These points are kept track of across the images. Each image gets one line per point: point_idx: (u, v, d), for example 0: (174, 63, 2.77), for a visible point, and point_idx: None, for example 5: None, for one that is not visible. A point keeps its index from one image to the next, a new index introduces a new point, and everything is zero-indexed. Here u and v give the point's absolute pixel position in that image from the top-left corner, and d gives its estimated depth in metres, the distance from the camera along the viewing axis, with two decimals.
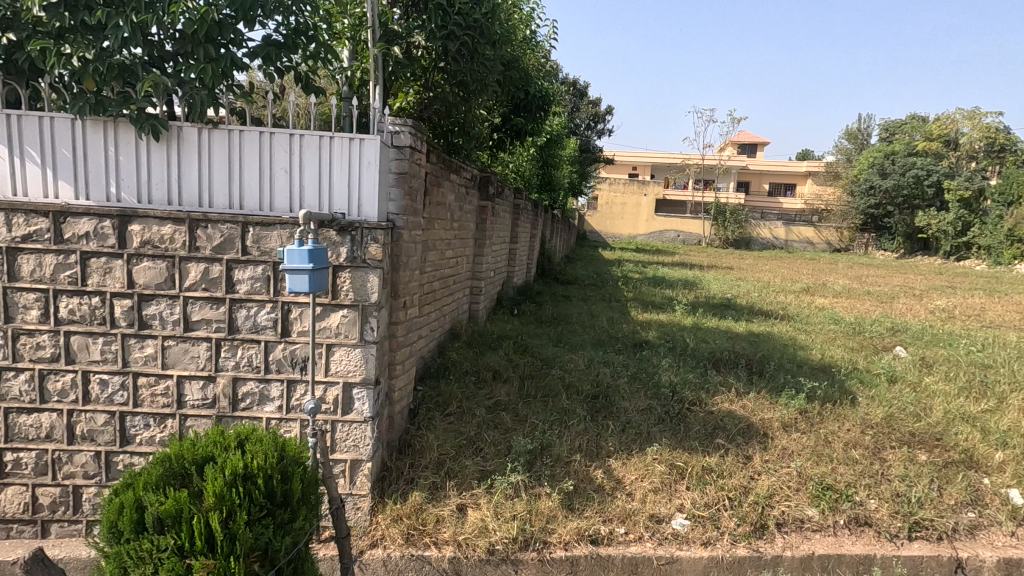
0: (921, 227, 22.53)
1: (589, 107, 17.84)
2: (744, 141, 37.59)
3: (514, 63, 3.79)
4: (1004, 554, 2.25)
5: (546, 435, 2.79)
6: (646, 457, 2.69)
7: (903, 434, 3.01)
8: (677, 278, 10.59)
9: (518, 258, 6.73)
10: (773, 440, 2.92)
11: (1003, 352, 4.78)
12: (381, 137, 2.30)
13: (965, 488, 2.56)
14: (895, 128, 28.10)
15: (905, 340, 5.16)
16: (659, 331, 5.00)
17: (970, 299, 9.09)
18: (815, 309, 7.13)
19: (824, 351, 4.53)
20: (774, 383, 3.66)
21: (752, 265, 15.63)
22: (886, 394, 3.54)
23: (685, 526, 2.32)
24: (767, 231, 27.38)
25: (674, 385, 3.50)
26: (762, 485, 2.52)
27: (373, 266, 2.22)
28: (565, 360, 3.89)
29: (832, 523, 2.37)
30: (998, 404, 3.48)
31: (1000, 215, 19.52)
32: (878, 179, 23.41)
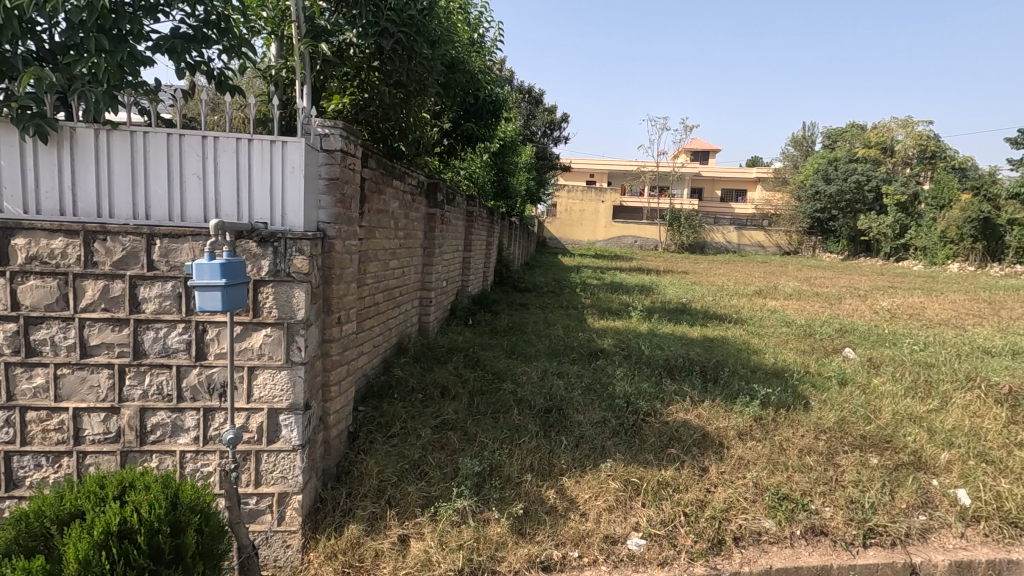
0: (862, 229, 23.60)
1: (544, 115, 17.93)
2: (697, 149, 38.69)
3: (459, 65, 3.67)
4: (956, 556, 2.22)
5: (495, 455, 2.65)
6: (601, 474, 2.57)
7: (855, 438, 3.01)
8: (636, 283, 10.65)
9: (473, 266, 6.58)
10: (729, 450, 2.86)
11: (944, 350, 4.93)
12: (306, 139, 2.13)
13: (915, 491, 2.54)
14: (836, 136, 29.43)
15: (853, 342, 5.27)
16: (615, 339, 4.93)
17: (910, 298, 9.49)
18: (768, 311, 7.25)
19: (776, 355, 4.56)
20: (729, 390, 3.62)
21: (707, 269, 15.97)
22: (836, 397, 3.55)
23: (640, 546, 2.20)
24: (720, 235, 28.14)
25: (629, 395, 3.42)
26: (719, 498, 2.45)
27: (299, 281, 2.03)
28: (518, 372, 3.76)
29: (789, 534, 2.30)
30: (943, 403, 3.54)
31: (933, 217, 20.65)
32: (823, 185, 24.58)
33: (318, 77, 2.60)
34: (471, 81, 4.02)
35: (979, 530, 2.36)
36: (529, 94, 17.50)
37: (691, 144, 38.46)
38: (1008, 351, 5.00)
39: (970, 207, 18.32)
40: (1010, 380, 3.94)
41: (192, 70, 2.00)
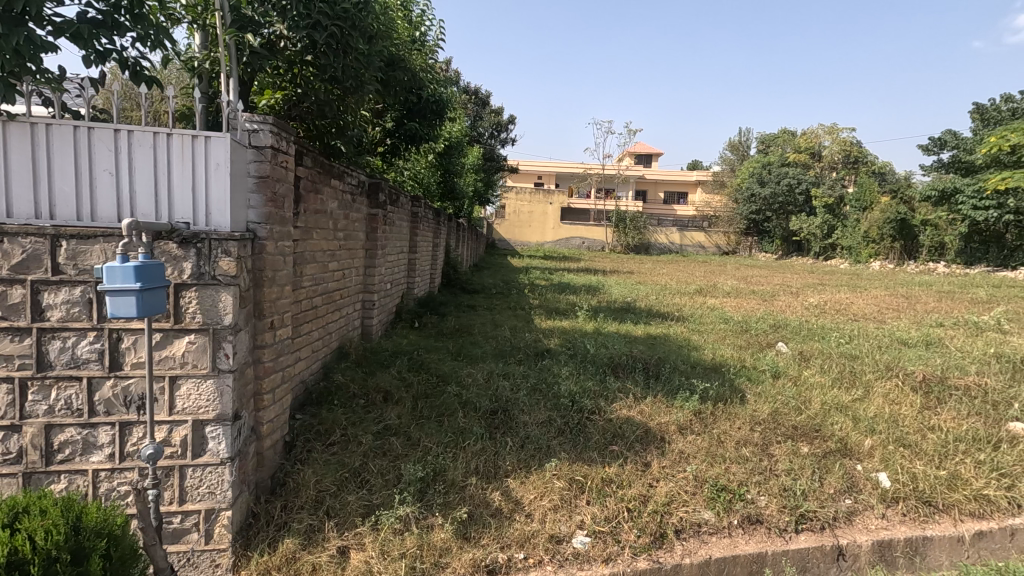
0: (794, 230, 24.93)
1: (491, 116, 17.96)
2: (641, 153, 39.78)
3: (400, 62, 3.60)
4: (878, 537, 2.34)
5: (440, 459, 2.60)
6: (546, 473, 2.57)
7: (787, 428, 3.14)
8: (582, 283, 10.80)
9: (418, 268, 6.49)
10: (670, 444, 2.93)
11: (866, 343, 5.25)
12: (233, 135, 2.03)
13: (842, 476, 2.67)
14: (769, 141, 30.96)
15: (785, 336, 5.53)
16: (561, 338, 4.97)
17: (836, 294, 10.09)
18: (707, 309, 7.52)
19: (715, 350, 4.72)
20: (670, 386, 3.71)
21: (651, 269, 16.44)
22: (770, 390, 3.71)
23: (585, 543, 2.21)
24: (663, 236, 29.01)
25: (574, 394, 3.45)
26: (661, 492, 2.49)
27: (225, 283, 1.92)
28: (463, 374, 3.72)
29: (727, 524, 2.37)
30: (866, 392, 3.76)
31: (857, 218, 22.05)
32: (758, 188, 25.76)
33: (247, 70, 2.48)
34: (412, 80, 3.96)
35: (898, 510, 2.51)
36: (475, 96, 17.49)
37: (635, 147, 39.51)
38: (922, 342, 5.39)
39: (889, 208, 19.68)
40: (923, 368, 4.24)
41: (102, 58, 1.85)
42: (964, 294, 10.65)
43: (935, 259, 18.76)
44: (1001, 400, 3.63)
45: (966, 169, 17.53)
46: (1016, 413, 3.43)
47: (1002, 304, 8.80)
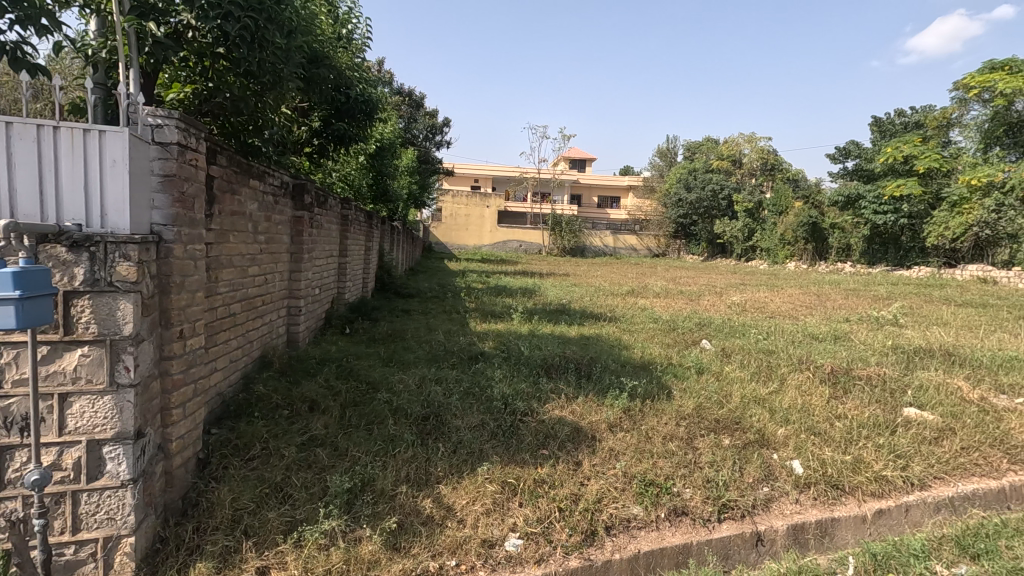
0: (718, 233, 26.26)
1: (426, 118, 17.78)
2: (575, 158, 40.67)
3: (324, 60, 3.48)
4: (792, 521, 2.48)
5: (368, 468, 2.52)
6: (478, 478, 2.55)
7: (710, 421, 3.28)
8: (519, 286, 10.88)
9: (350, 272, 6.30)
10: (601, 442, 2.98)
11: (781, 338, 5.59)
12: (133, 130, 1.88)
13: (760, 465, 2.81)
14: (695, 148, 32.49)
15: (710, 334, 5.80)
16: (495, 341, 4.97)
17: (756, 294, 10.69)
18: (638, 309, 7.77)
19: (644, 349, 4.87)
20: (601, 384, 3.79)
21: (585, 271, 16.84)
22: (694, 386, 3.87)
23: (517, 546, 2.20)
24: (598, 239, 29.73)
25: (507, 397, 3.45)
26: (591, 490, 2.53)
27: (124, 290, 1.77)
28: (394, 381, 3.64)
29: (654, 518, 2.43)
30: (780, 385, 4.00)
31: (774, 222, 23.52)
32: (685, 193, 26.96)
33: (150, 60, 2.31)
34: (337, 78, 3.82)
35: (810, 494, 2.67)
36: (409, 97, 17.28)
37: (569, 152, 40.34)
38: (830, 336, 5.80)
39: (802, 213, 21.10)
40: (831, 361, 4.57)
41: None
42: (867, 292, 11.58)
43: (843, 259, 20.32)
44: (897, 388, 3.97)
45: (868, 177, 19.11)
46: (909, 399, 3.76)
47: (898, 300, 9.64)
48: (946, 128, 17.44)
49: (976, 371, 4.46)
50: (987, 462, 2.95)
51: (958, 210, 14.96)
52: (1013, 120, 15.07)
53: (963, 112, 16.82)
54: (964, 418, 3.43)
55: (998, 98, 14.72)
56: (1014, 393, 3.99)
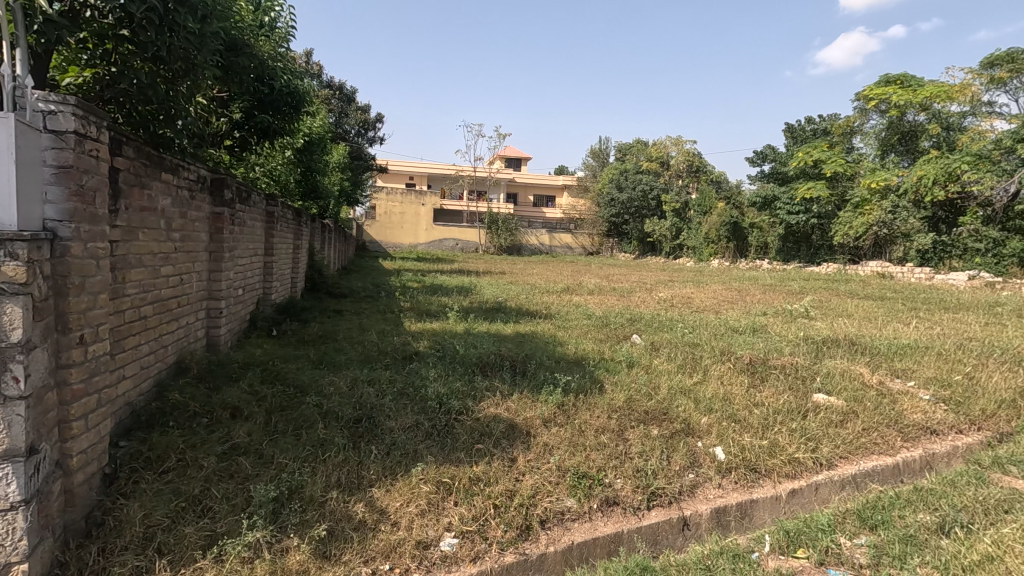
0: (648, 232, 27.26)
1: (358, 114, 17.28)
2: (511, 157, 40.92)
3: (245, 47, 3.30)
4: (715, 505, 2.60)
5: (296, 475, 2.41)
6: (412, 479, 2.51)
7: (640, 413, 3.40)
8: (455, 285, 10.83)
9: (277, 272, 6.04)
10: (535, 438, 3.02)
11: (705, 332, 5.89)
12: (20, 115, 1.70)
13: (686, 453, 2.94)
14: (625, 150, 33.55)
15: (640, 329, 6.01)
16: (430, 340, 4.92)
17: (683, 290, 11.18)
18: (572, 306, 7.94)
19: (577, 345, 4.98)
20: (535, 381, 3.84)
21: (522, 270, 17.00)
22: (625, 379, 3.99)
23: (453, 545, 2.19)
24: (534, 237, 30.04)
25: (441, 396, 3.42)
26: (526, 485, 2.55)
27: (11, 293, 1.60)
28: (324, 384, 3.52)
29: (587, 509, 2.49)
30: (704, 375, 4.21)
31: (699, 222, 24.68)
32: (617, 193, 27.78)
33: (42, 40, 2.12)
34: (260, 69, 3.65)
35: (731, 478, 2.81)
36: (340, 92, 16.75)
37: (505, 151, 40.55)
38: (749, 329, 6.17)
39: (725, 213, 22.27)
40: (750, 352, 4.86)
41: None
42: (782, 287, 12.38)
43: (761, 256, 21.66)
44: (808, 375, 4.27)
45: (783, 180, 20.44)
46: (818, 385, 4.06)
47: (809, 295, 10.38)
48: (850, 135, 18.94)
49: (875, 358, 4.89)
50: (885, 441, 3.23)
51: (861, 211, 16.30)
52: (906, 129, 16.58)
53: (863, 121, 18.33)
54: (865, 401, 3.75)
55: (893, 108, 16.25)
56: (907, 377, 4.40)
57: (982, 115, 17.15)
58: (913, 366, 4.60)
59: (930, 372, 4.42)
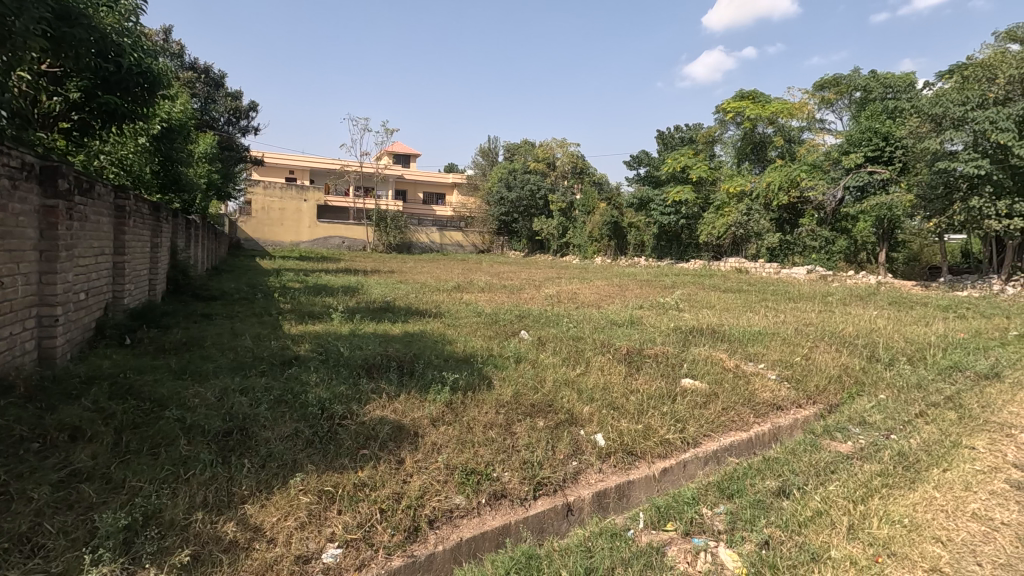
0: (537, 230, 28.09)
1: (227, 100, 15.89)
2: (399, 153, 40.05)
3: (82, 16, 2.91)
4: (597, 489, 2.74)
5: (153, 499, 2.17)
6: (291, 490, 2.37)
7: (527, 406, 3.50)
8: (340, 284, 10.39)
9: (130, 273, 5.38)
10: (423, 438, 2.99)
11: (588, 325, 6.19)
12: None
13: (569, 442, 3.07)
14: (514, 150, 34.27)
15: (528, 325, 6.17)
16: (311, 343, 4.68)
17: (569, 286, 11.66)
18: (462, 304, 7.95)
19: (466, 343, 5.00)
20: (423, 380, 3.80)
21: (412, 267, 16.76)
22: (513, 374, 4.09)
23: (336, 556, 2.09)
24: (424, 235, 29.65)
25: (323, 401, 3.26)
26: (413, 486, 2.51)
27: None
28: (188, 396, 3.20)
29: (475, 504, 2.51)
30: (587, 366, 4.43)
31: (583, 221, 25.89)
32: (506, 192, 28.29)
33: None
34: (101, 43, 3.21)
35: (610, 462, 2.99)
36: (206, 75, 15.32)
37: (392, 147, 39.59)
38: (627, 322, 6.60)
39: (606, 213, 23.57)
40: (627, 343, 5.19)
41: None
42: (658, 282, 13.33)
43: (639, 254, 23.23)
44: (677, 362, 4.66)
45: (656, 183, 22.08)
46: (685, 371, 4.44)
47: (679, 288, 11.32)
48: (711, 143, 20.93)
49: (732, 344, 5.46)
50: (741, 418, 3.62)
51: (722, 212, 18.15)
52: (757, 139, 18.51)
53: (722, 131, 20.32)
54: (724, 383, 4.17)
55: (747, 121, 18.20)
56: (758, 359, 4.97)
57: (815, 130, 19.81)
58: (763, 350, 5.20)
59: (776, 355, 5.03)
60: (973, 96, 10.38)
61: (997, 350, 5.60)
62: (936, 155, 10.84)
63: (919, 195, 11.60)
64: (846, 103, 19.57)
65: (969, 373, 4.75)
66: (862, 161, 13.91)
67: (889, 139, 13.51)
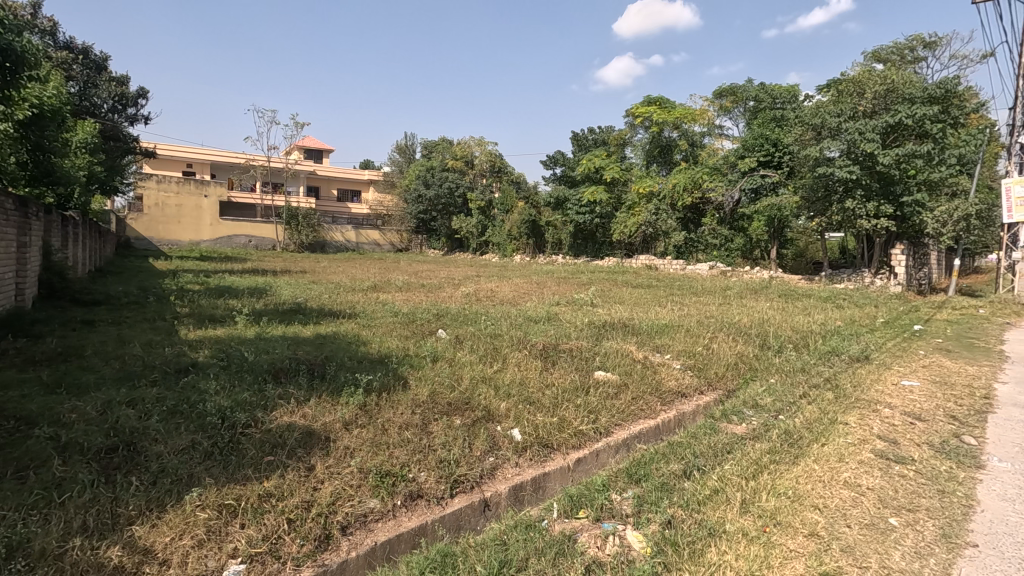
0: (456, 229, 28.00)
1: (112, 85, 14.46)
2: (310, 147, 38.33)
3: None
4: (513, 483, 2.78)
5: (17, 529, 1.94)
6: (186, 507, 2.20)
7: (443, 405, 3.48)
8: (246, 285, 9.79)
9: None
10: (335, 442, 2.89)
11: (506, 322, 6.27)
12: None
13: (485, 438, 3.09)
14: (431, 147, 33.94)
15: (445, 323, 6.15)
16: (212, 349, 4.37)
17: (488, 284, 11.73)
18: (378, 304, 7.76)
19: (381, 343, 4.89)
20: (335, 383, 3.67)
21: (325, 266, 16.15)
22: (429, 373, 4.05)
23: (239, 572, 1.98)
24: (339, 234, 28.61)
25: (224, 409, 3.06)
26: (325, 492, 2.42)
27: None
28: (64, 411, 2.89)
29: (390, 506, 2.47)
30: (504, 363, 4.49)
31: (502, 219, 26.09)
32: (424, 189, 27.99)
33: None
34: None
35: (526, 456, 3.04)
36: (85, 57, 13.86)
37: (303, 141, 37.84)
38: (544, 318, 6.75)
39: (524, 212, 23.92)
40: (543, 339, 5.31)
41: None
42: (574, 279, 13.69)
43: (556, 252, 23.78)
44: (590, 356, 4.83)
45: (571, 183, 22.71)
46: (598, 363, 4.62)
47: (594, 284, 11.73)
48: (622, 146, 21.86)
49: (641, 337, 5.74)
50: (649, 406, 3.82)
51: (633, 212, 18.99)
52: (663, 142, 19.54)
53: (632, 134, 21.29)
54: (634, 374, 4.38)
55: (654, 125, 19.17)
56: (664, 351, 5.26)
57: (715, 136, 21.24)
58: (668, 341, 5.51)
59: (680, 346, 5.35)
60: (846, 109, 11.59)
61: (865, 336, 6.31)
62: (817, 161, 11.97)
63: (804, 197, 12.78)
64: (742, 111, 21.17)
65: (844, 356, 5.31)
66: (755, 165, 15.14)
67: (778, 146, 14.79)
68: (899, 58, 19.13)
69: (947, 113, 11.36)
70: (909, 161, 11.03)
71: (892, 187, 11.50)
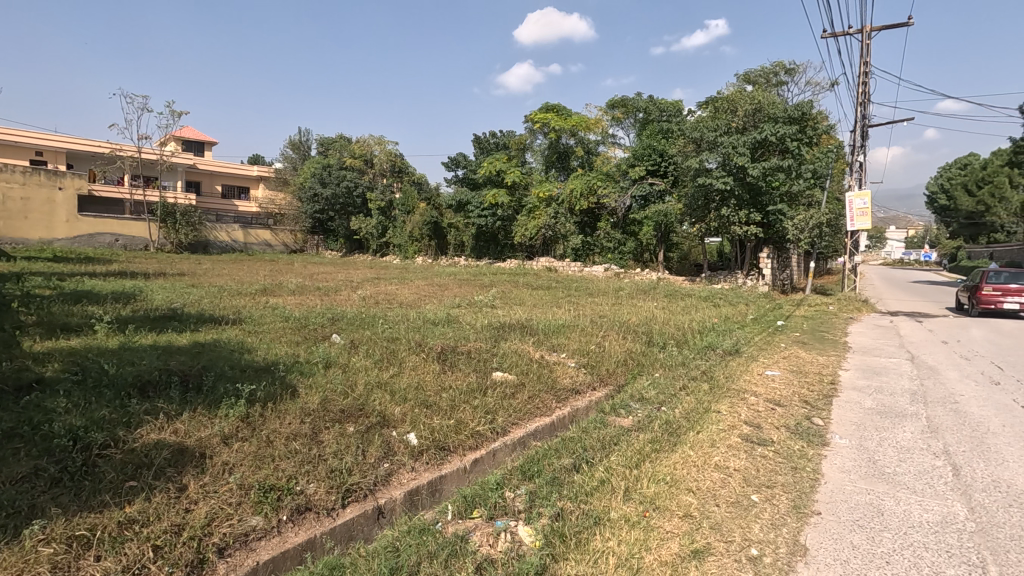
0: (355, 229, 27.10)
1: None
2: (189, 139, 35.18)
3: None
4: (408, 489, 2.74)
5: None
6: (25, 544, 1.93)
7: (335, 412, 3.34)
8: (109, 290, 8.74)
9: None
10: (212, 459, 2.68)
11: (405, 326, 6.16)
12: None
13: (380, 445, 3.01)
14: (328, 144, 32.57)
15: (340, 327, 5.92)
16: (63, 362, 3.87)
17: (388, 287, 11.46)
18: (267, 308, 7.30)
19: (268, 350, 4.60)
20: (213, 395, 3.39)
21: (207, 269, 14.85)
22: (321, 380, 3.88)
23: None
24: (224, 233, 26.50)
25: (76, 429, 2.72)
26: (198, 514, 2.23)
27: None
28: None
29: (275, 523, 2.33)
30: (400, 367, 4.42)
31: (403, 220, 25.52)
32: (320, 188, 26.84)
33: None
34: None
35: (423, 460, 3.01)
36: None
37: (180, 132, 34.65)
38: (444, 320, 6.72)
39: (427, 213, 23.63)
40: (441, 342, 5.28)
41: None
42: (476, 281, 13.75)
43: (459, 254, 23.74)
44: (488, 357, 4.88)
45: (473, 185, 22.80)
46: (496, 364, 4.68)
47: (495, 287, 11.85)
48: (523, 150, 22.35)
49: (538, 337, 5.90)
50: (544, 404, 3.94)
51: (533, 215, 19.34)
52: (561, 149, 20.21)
53: (532, 139, 21.82)
54: (530, 373, 4.48)
55: (553, 131, 19.80)
56: (560, 350, 5.44)
57: (609, 144, 22.39)
58: (564, 341, 5.72)
59: (575, 344, 5.57)
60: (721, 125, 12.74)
61: (737, 331, 6.96)
62: (698, 171, 13.01)
63: (687, 205, 13.84)
64: (632, 122, 22.49)
65: (719, 351, 5.83)
66: (644, 173, 16.16)
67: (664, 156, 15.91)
68: (766, 81, 21.34)
69: (804, 132, 12.83)
70: (774, 174, 12.34)
71: (760, 197, 12.80)
